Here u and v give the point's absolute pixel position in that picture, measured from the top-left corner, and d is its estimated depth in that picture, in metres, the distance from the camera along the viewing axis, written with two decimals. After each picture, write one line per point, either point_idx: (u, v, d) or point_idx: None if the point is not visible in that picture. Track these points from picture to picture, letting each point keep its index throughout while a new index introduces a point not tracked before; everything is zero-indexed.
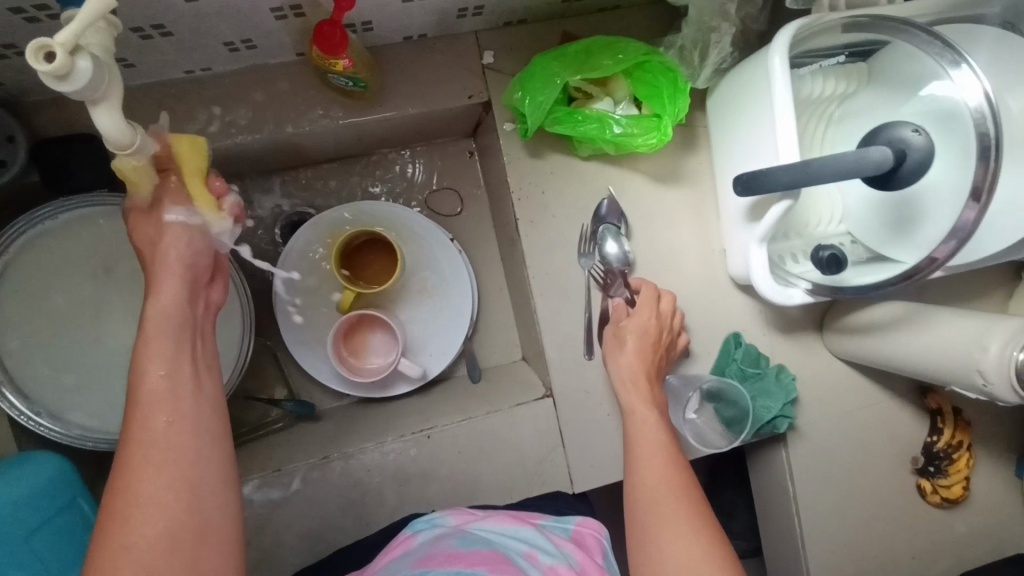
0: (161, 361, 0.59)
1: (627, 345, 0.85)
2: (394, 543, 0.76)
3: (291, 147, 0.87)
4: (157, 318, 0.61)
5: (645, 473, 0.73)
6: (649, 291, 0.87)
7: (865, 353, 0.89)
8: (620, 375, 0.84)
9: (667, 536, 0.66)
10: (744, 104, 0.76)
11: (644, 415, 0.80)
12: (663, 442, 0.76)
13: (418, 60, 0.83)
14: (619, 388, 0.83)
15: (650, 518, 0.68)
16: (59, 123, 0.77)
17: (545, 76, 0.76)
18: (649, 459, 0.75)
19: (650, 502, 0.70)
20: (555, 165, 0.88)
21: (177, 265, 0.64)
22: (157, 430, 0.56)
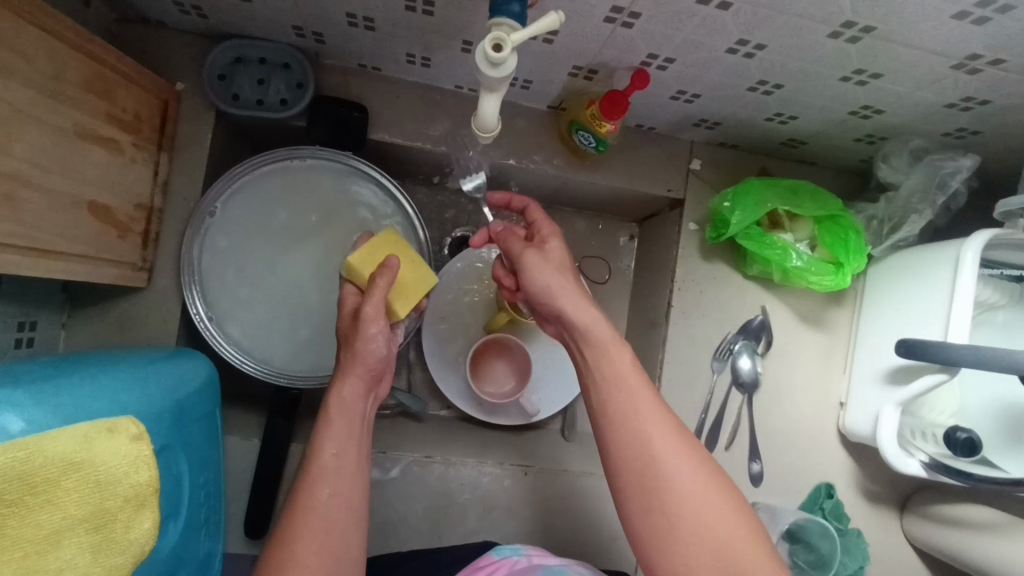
0: (332, 454, 0.66)
1: (551, 260, 0.70)
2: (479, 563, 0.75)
3: (503, 175, 0.97)
4: (340, 430, 0.68)
5: (642, 428, 0.59)
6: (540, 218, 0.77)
7: (951, 547, 0.92)
8: (547, 287, 0.67)
9: (702, 519, 0.55)
10: (919, 281, 0.84)
11: (611, 372, 0.62)
12: (645, 386, 0.61)
13: (639, 146, 0.95)
14: (563, 304, 0.66)
15: (682, 496, 0.56)
16: (338, 88, 0.88)
17: (756, 197, 0.86)
18: (642, 408, 0.60)
19: (664, 462, 0.57)
20: (720, 273, 0.96)
21: (355, 403, 0.69)
22: (322, 497, 0.64)
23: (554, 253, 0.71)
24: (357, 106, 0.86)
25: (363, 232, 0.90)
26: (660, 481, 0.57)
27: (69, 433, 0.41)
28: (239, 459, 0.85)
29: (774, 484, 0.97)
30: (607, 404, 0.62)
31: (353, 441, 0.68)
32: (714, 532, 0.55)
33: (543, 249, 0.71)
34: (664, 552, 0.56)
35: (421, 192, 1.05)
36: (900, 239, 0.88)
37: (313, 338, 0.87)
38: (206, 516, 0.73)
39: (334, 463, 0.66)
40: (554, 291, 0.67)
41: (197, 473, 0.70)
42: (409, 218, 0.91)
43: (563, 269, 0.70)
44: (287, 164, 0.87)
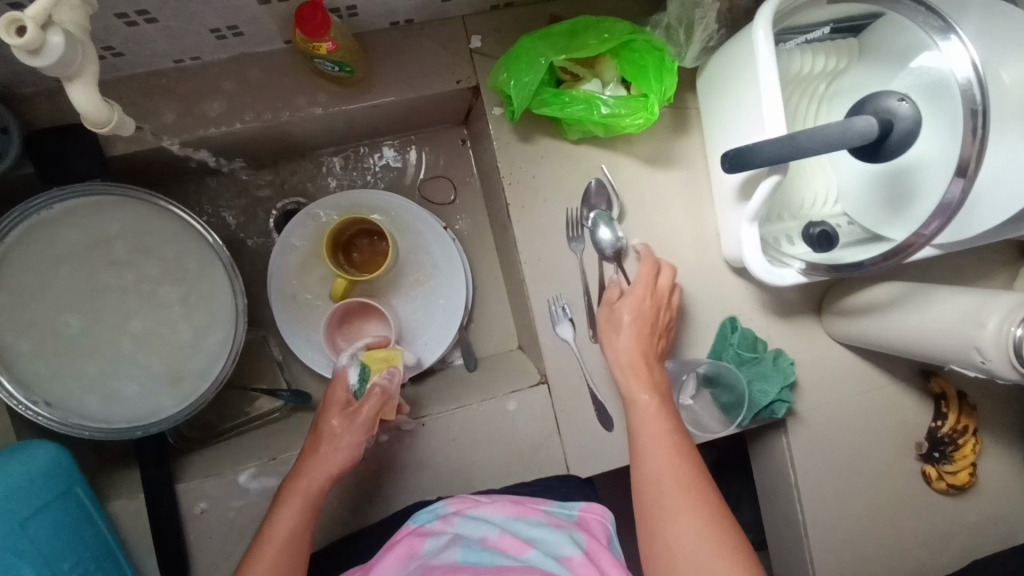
0: (271, 558, 0.69)
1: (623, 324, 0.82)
2: (403, 540, 0.74)
3: (283, 135, 0.88)
4: (278, 534, 0.71)
5: (647, 453, 0.73)
6: (649, 264, 0.84)
7: (864, 337, 0.88)
8: (618, 362, 0.81)
9: (680, 538, 0.64)
10: (734, 83, 0.74)
11: (644, 403, 0.77)
12: (666, 428, 0.75)
13: (406, 46, 0.83)
14: (619, 375, 0.80)
15: (671, 525, 0.66)
16: (49, 115, 0.78)
17: (531, 57, 0.75)
18: (655, 440, 0.74)
19: (667, 497, 0.68)
20: (545, 149, 0.87)
21: (312, 486, 0.74)
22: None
23: (627, 308, 0.82)
24: (73, 128, 0.77)
25: (156, 256, 0.84)
26: (659, 505, 0.68)
27: None
28: (133, 519, 0.82)
29: (677, 340, 0.92)
30: (638, 438, 0.75)
31: (294, 548, 0.71)
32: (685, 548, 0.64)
33: (616, 307, 0.83)
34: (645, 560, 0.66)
35: (221, 183, 0.96)
36: (706, 39, 0.78)
37: (156, 380, 0.84)
38: None
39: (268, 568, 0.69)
40: (608, 336, 0.83)
41: (57, 560, 0.72)
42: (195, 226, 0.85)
43: (640, 328, 0.82)
44: (38, 220, 0.78)
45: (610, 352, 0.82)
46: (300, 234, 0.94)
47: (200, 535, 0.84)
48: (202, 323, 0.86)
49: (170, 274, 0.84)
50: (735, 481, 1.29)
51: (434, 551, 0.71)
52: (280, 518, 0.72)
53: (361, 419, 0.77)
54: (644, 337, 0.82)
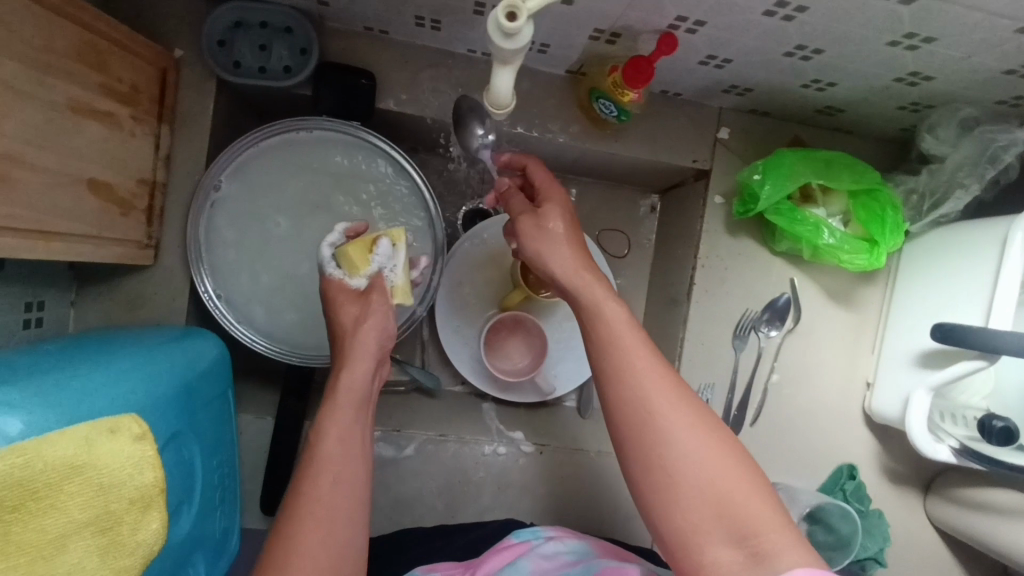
0: (331, 470, 0.59)
1: (546, 222, 0.65)
2: (508, 547, 0.75)
3: (519, 146, 0.93)
4: (332, 441, 0.60)
5: (632, 390, 0.55)
6: (542, 169, 0.69)
7: (974, 531, 0.90)
8: (563, 267, 0.63)
9: (668, 414, 0.53)
10: (960, 263, 0.79)
11: (615, 310, 0.59)
12: (659, 367, 0.56)
13: (663, 113, 0.89)
14: (566, 284, 0.62)
15: (653, 398, 0.54)
16: (342, 53, 0.83)
17: (789, 171, 0.81)
18: (645, 363, 0.56)
19: (632, 389, 0.55)
20: (746, 249, 0.92)
21: (356, 390, 0.64)
22: (317, 519, 0.56)
23: (557, 216, 0.65)
24: (361, 73, 0.81)
25: (372, 208, 0.86)
26: (639, 388, 0.55)
27: (69, 437, 0.40)
28: (255, 437, 0.85)
29: (793, 465, 0.95)
30: (612, 363, 0.57)
31: (348, 458, 0.60)
32: (688, 444, 0.52)
33: (539, 213, 0.66)
34: (619, 417, 0.55)
35: (433, 161, 1.01)
36: (942, 215, 0.83)
37: (321, 318, 0.85)
38: (221, 497, 0.74)
39: (330, 481, 0.58)
40: (555, 261, 0.64)
41: (210, 455, 0.70)
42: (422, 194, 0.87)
43: (557, 240, 0.64)
44: (294, 138, 0.84)
45: (551, 259, 0.63)
46: (493, 230, 0.98)
47: None
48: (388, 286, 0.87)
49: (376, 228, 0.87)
50: None
51: (539, 563, 0.72)
52: (327, 431, 0.61)
53: (374, 304, 0.69)
54: (572, 231, 0.66)
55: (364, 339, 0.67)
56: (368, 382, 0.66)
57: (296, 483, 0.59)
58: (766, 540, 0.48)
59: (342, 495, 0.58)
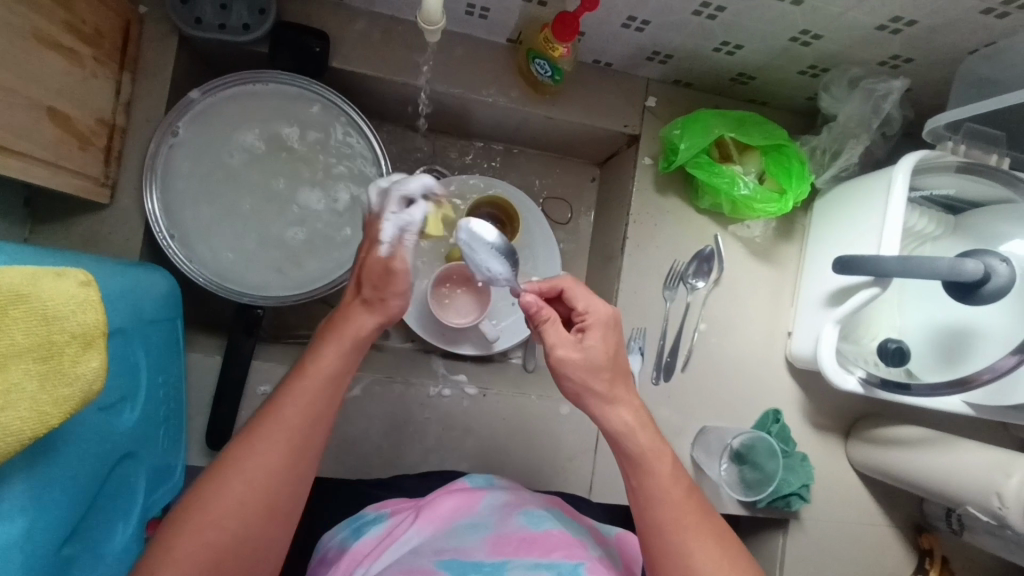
0: (304, 401, 0.60)
1: (597, 359, 0.64)
2: (460, 491, 0.76)
3: (465, 111, 1.00)
4: (315, 374, 0.61)
5: (677, 545, 0.61)
6: (582, 287, 0.68)
7: (886, 467, 0.97)
8: (608, 417, 0.65)
9: (694, 551, 0.61)
10: (857, 208, 0.88)
11: (663, 468, 0.64)
12: (695, 507, 0.64)
13: (597, 82, 0.98)
14: (603, 416, 0.65)
15: (692, 551, 0.61)
16: (299, 16, 0.90)
17: (704, 126, 0.90)
18: (684, 516, 0.63)
19: (662, 523, 0.62)
20: (673, 206, 1.00)
21: (353, 339, 0.62)
22: (275, 454, 0.58)
23: (597, 347, 0.65)
24: (316, 33, 0.88)
25: (324, 160, 0.93)
26: (671, 526, 0.62)
27: (16, 269, 0.44)
28: (203, 374, 0.86)
29: (723, 410, 1.01)
30: (648, 515, 0.63)
31: (322, 399, 0.61)
32: None
33: (582, 343, 0.64)
34: (649, 545, 0.63)
35: (386, 129, 1.08)
36: (842, 170, 0.93)
37: (274, 263, 0.89)
38: (166, 419, 0.76)
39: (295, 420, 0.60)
40: (591, 399, 0.65)
41: (156, 370, 0.73)
42: (373, 147, 0.93)
43: (595, 373, 0.65)
44: (250, 91, 0.89)
45: (587, 354, 0.64)
46: (446, 193, 1.04)
47: (251, 413, 0.87)
48: (337, 235, 0.92)
49: (328, 179, 0.93)
50: None
51: (491, 515, 0.73)
52: (314, 366, 0.62)
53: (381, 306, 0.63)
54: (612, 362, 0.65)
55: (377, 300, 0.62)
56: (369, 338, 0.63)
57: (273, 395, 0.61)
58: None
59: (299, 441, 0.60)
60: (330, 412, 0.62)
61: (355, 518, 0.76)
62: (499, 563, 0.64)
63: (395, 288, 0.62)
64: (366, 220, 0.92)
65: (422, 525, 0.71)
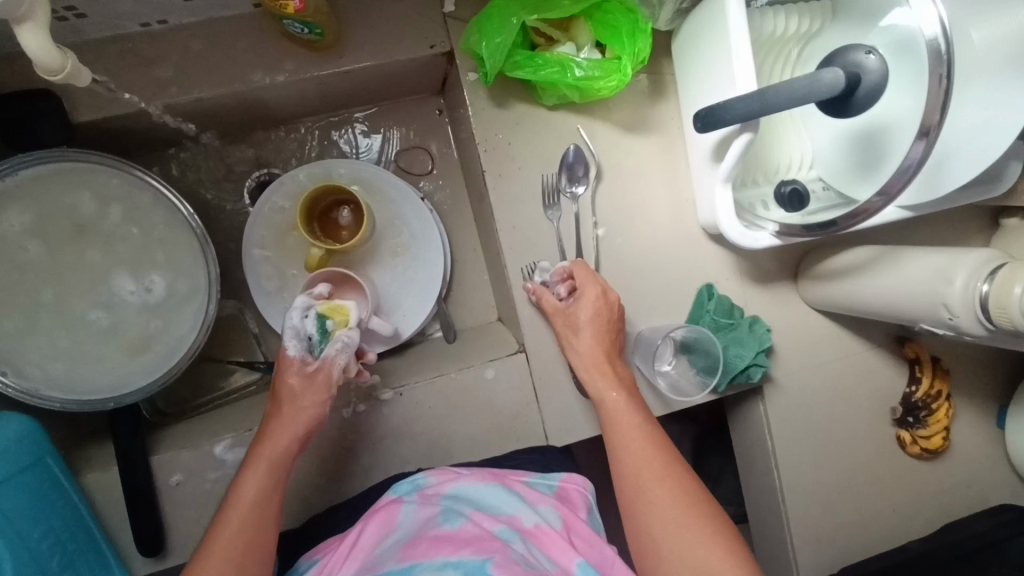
0: (234, 529, 0.68)
1: (601, 316, 0.82)
2: (381, 510, 0.73)
3: (257, 103, 0.87)
4: (242, 506, 0.69)
5: (633, 458, 0.73)
6: (583, 270, 0.84)
7: (837, 301, 0.89)
8: (583, 362, 0.81)
9: (640, 468, 0.72)
10: (705, 43, 0.74)
11: (614, 398, 0.78)
12: (651, 435, 0.75)
13: (379, 11, 0.82)
14: (584, 376, 0.81)
15: (639, 468, 0.72)
16: (14, 79, 0.76)
17: (503, 17, 0.75)
18: (634, 441, 0.74)
19: (649, 491, 0.70)
20: (521, 115, 0.87)
21: (278, 453, 0.74)
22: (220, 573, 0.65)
23: (585, 309, 0.82)
24: (38, 92, 0.75)
25: (131, 232, 0.83)
26: (624, 447, 0.74)
27: None
28: (107, 491, 0.82)
29: (657, 307, 0.92)
30: (613, 440, 0.76)
31: (257, 513, 0.69)
32: (652, 494, 0.69)
33: (574, 306, 0.83)
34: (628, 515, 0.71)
35: (193, 153, 0.95)
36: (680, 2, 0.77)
37: (124, 353, 0.83)
38: (71, 561, 0.73)
39: (239, 542, 0.67)
40: (586, 362, 0.81)
41: (26, 529, 0.69)
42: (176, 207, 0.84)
43: (600, 322, 0.82)
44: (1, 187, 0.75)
45: (586, 314, 0.82)
46: (284, 196, 0.93)
47: (174, 507, 0.83)
48: (178, 297, 0.85)
49: (147, 260, 0.83)
50: (716, 453, 1.28)
51: (411, 525, 0.70)
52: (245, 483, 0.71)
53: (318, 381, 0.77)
54: (601, 327, 0.82)
55: (291, 411, 0.76)
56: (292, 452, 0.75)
57: (217, 515, 0.70)
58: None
59: (250, 546, 0.67)
60: (271, 519, 0.70)
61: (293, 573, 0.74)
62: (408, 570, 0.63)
63: (312, 395, 0.77)
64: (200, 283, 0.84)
65: (345, 565, 0.68)
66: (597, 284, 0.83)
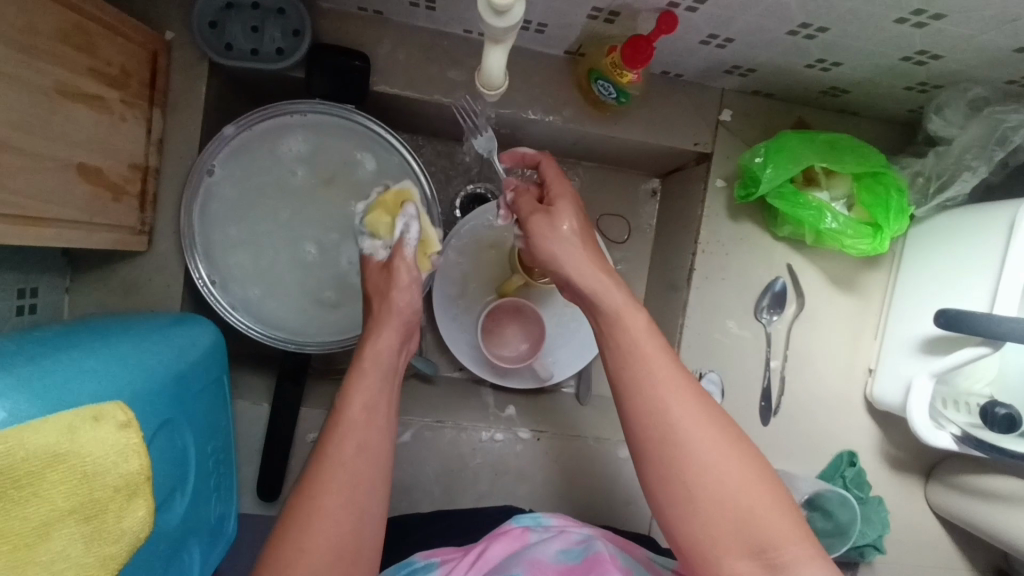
0: (350, 442, 0.60)
1: (561, 220, 0.66)
2: (507, 532, 0.76)
3: (516, 129, 0.91)
4: (354, 420, 0.61)
5: (671, 399, 0.56)
6: (554, 169, 0.72)
7: (973, 518, 0.90)
8: (577, 270, 0.64)
9: (671, 402, 0.56)
10: (967, 248, 0.77)
11: (635, 320, 0.60)
12: (677, 367, 0.58)
13: (666, 95, 0.87)
14: (573, 280, 0.64)
15: (675, 409, 0.56)
16: (336, 35, 0.82)
17: (794, 153, 0.80)
18: (669, 372, 0.57)
19: (717, 460, 0.54)
20: (747, 233, 0.91)
21: (384, 355, 0.66)
22: (340, 494, 0.57)
23: (569, 213, 0.67)
24: (354, 54, 0.79)
25: (367, 197, 0.86)
26: (650, 380, 0.57)
27: (50, 424, 0.39)
28: (250, 422, 0.84)
29: (794, 452, 0.94)
30: (627, 363, 0.58)
31: (372, 419, 0.62)
32: (693, 444, 0.54)
33: (549, 212, 0.68)
34: (630, 405, 0.58)
35: (430, 145, 1.01)
36: (947, 199, 0.81)
37: (315, 303, 0.85)
38: (217, 481, 0.74)
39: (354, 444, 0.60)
40: (563, 257, 0.65)
41: (205, 439, 0.70)
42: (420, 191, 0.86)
43: (565, 229, 0.66)
44: (286, 120, 0.82)
45: (562, 217, 0.67)
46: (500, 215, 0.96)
47: (300, 462, 0.85)
48: None
49: (368, 227, 0.87)
50: None
51: (535, 554, 0.73)
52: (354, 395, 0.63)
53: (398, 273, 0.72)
54: (583, 232, 0.67)
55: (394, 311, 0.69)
56: (396, 353, 0.67)
57: (322, 437, 0.61)
58: (786, 554, 0.51)
59: (362, 455, 0.60)
60: (384, 426, 0.63)
61: (403, 564, 0.76)
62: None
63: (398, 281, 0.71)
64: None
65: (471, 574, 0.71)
66: (562, 182, 0.71)
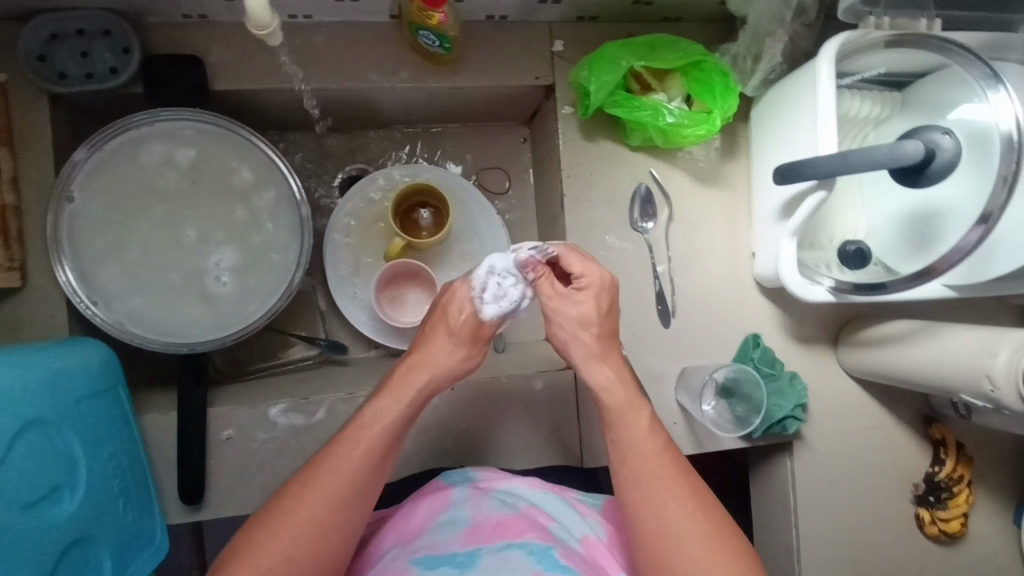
0: (345, 464, 0.64)
1: (583, 318, 0.72)
2: (430, 494, 0.73)
3: (368, 102, 0.95)
4: (359, 439, 0.66)
5: (654, 496, 0.64)
6: (577, 254, 0.72)
7: (876, 369, 0.94)
8: (595, 377, 0.72)
9: (664, 503, 0.64)
10: (789, 110, 0.82)
11: (636, 427, 0.68)
12: (665, 467, 0.66)
13: (496, 39, 0.91)
14: (595, 381, 0.72)
15: (666, 508, 0.64)
16: (165, 45, 0.84)
17: (612, 61, 0.85)
18: (655, 470, 0.66)
19: (695, 555, 0.62)
20: (605, 150, 0.95)
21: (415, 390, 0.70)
22: (310, 513, 0.61)
23: (590, 306, 0.72)
24: (185, 60, 0.82)
25: (237, 194, 0.90)
26: (645, 478, 0.65)
27: None
28: (162, 432, 0.85)
29: (702, 347, 0.97)
30: (627, 467, 0.67)
31: (374, 454, 0.66)
32: (680, 536, 0.62)
33: (572, 298, 0.72)
34: (631, 500, 0.66)
35: (300, 138, 1.04)
36: (769, 72, 0.87)
37: (206, 304, 0.87)
38: (124, 488, 0.74)
39: (357, 462, 0.65)
40: (578, 352, 0.73)
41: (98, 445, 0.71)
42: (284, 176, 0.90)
43: (586, 326, 0.72)
44: (137, 134, 0.85)
45: (574, 309, 0.72)
46: (377, 188, 1.00)
47: (219, 460, 0.86)
48: (268, 264, 0.90)
49: (245, 223, 0.90)
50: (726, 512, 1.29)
51: (463, 508, 0.71)
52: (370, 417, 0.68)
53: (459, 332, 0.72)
54: (598, 321, 0.73)
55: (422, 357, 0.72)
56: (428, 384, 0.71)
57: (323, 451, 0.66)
58: None
59: (352, 486, 0.64)
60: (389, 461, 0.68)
61: None
62: (473, 552, 0.64)
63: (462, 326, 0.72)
64: (282, 245, 0.90)
65: (399, 542, 0.69)
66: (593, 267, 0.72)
